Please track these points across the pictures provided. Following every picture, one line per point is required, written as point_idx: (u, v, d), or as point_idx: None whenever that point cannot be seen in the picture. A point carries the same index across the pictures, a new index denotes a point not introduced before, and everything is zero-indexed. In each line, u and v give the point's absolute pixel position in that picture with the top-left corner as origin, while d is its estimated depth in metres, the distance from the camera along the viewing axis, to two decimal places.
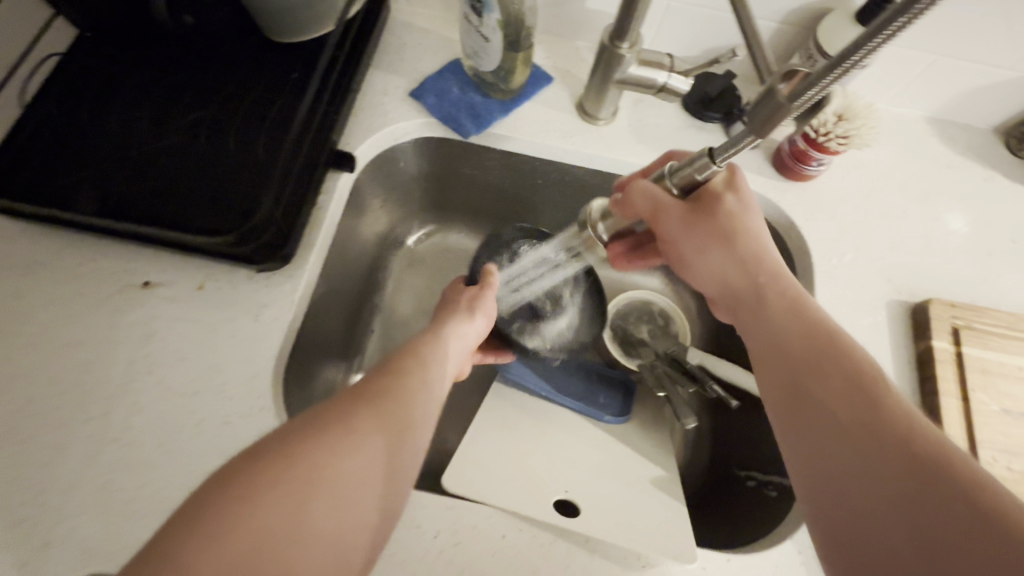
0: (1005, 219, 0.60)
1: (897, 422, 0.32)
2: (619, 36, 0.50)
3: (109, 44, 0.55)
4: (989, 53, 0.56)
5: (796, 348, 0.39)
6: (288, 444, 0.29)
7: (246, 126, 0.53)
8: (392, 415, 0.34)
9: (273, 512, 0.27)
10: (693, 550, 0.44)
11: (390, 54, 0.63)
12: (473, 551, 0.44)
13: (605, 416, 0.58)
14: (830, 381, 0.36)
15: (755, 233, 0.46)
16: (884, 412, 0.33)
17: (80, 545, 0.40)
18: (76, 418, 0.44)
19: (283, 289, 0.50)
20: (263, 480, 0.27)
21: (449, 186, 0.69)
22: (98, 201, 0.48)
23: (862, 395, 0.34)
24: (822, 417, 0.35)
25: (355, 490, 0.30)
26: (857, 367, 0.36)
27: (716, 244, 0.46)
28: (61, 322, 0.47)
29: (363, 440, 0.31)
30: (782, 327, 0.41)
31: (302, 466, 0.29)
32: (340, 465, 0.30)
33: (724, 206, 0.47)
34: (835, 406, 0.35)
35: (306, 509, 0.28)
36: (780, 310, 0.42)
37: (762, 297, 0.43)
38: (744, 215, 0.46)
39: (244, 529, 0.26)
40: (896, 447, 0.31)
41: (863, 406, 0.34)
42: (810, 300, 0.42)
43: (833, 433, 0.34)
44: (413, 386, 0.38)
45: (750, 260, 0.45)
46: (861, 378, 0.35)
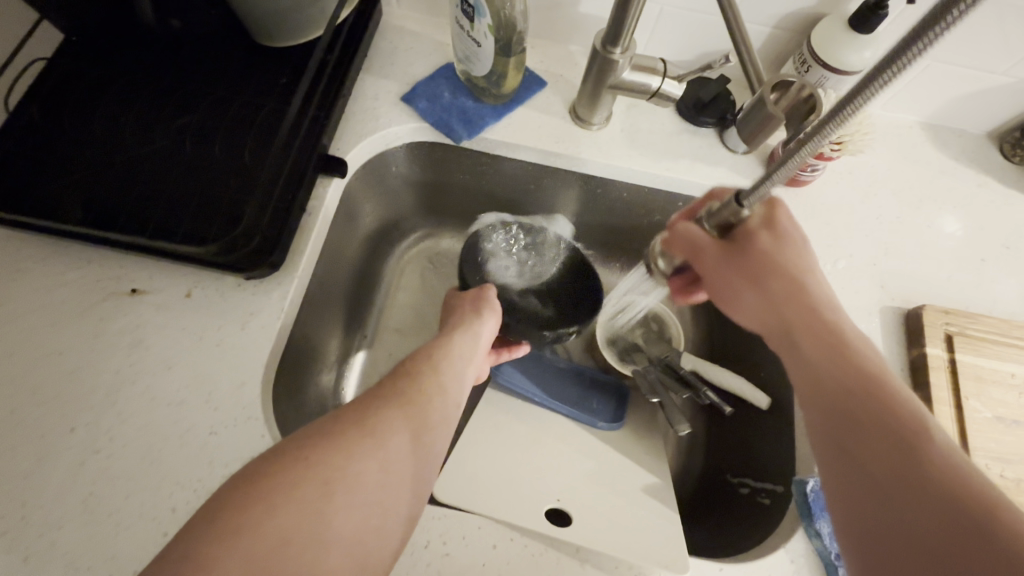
0: (999, 224, 0.60)
1: (963, 517, 0.26)
2: (611, 41, 0.49)
3: (96, 48, 0.55)
4: (982, 59, 0.56)
5: (838, 408, 0.33)
6: (310, 447, 0.31)
7: (234, 132, 0.52)
8: (411, 420, 0.36)
9: (293, 515, 0.28)
10: (687, 561, 0.43)
11: (381, 58, 0.62)
12: (464, 562, 0.43)
13: (599, 422, 0.58)
14: (872, 437, 0.31)
15: (794, 268, 0.39)
16: (940, 486, 0.28)
17: (64, 558, 0.40)
18: (61, 428, 0.44)
19: (272, 297, 0.50)
20: (283, 485, 0.29)
21: (441, 191, 0.69)
22: (84, 208, 0.48)
23: (919, 477, 0.28)
24: (873, 503, 0.29)
25: (373, 492, 0.31)
26: (905, 424, 0.30)
27: (752, 288, 0.39)
28: (46, 331, 0.47)
29: (382, 442, 0.33)
30: (824, 380, 0.34)
31: (319, 472, 0.30)
32: (357, 469, 0.31)
33: (761, 243, 0.39)
34: (889, 490, 0.29)
35: (325, 512, 0.29)
36: (821, 359, 0.35)
37: (795, 343, 0.37)
38: (783, 250, 0.39)
39: (269, 529, 0.27)
40: (960, 549, 0.26)
41: (912, 476, 0.28)
42: (854, 343, 0.35)
43: (884, 525, 0.29)
44: (419, 390, 0.39)
45: (785, 299, 0.38)
46: (916, 453, 0.29)
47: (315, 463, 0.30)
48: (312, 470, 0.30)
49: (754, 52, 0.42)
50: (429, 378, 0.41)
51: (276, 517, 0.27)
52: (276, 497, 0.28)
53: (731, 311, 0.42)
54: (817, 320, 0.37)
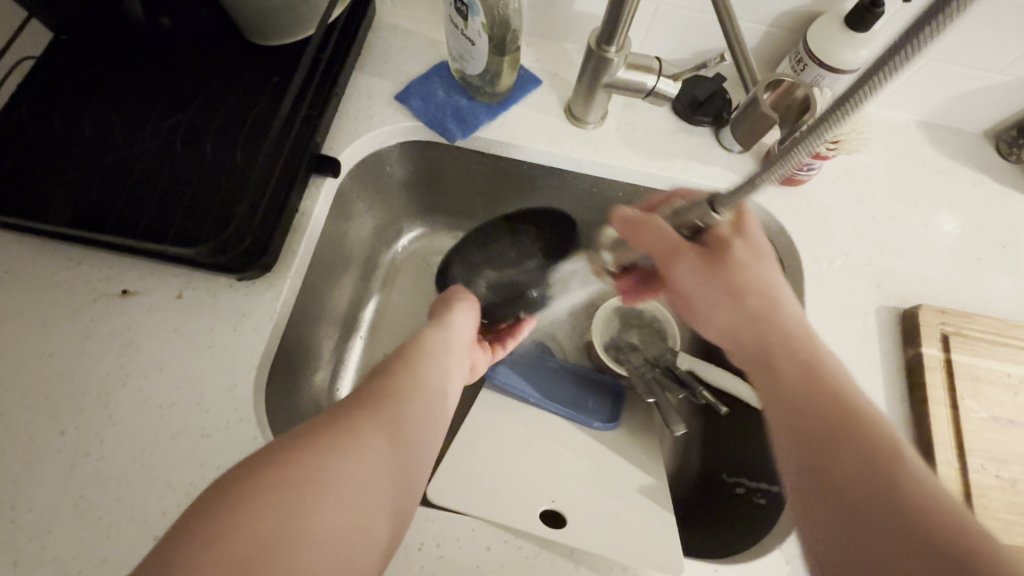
0: (995, 223, 0.60)
1: (925, 519, 0.29)
2: (606, 40, 0.49)
3: (84, 47, 0.54)
4: (979, 58, 0.56)
5: (808, 418, 0.35)
6: (294, 447, 0.31)
7: (225, 131, 0.52)
8: (395, 417, 0.36)
9: (273, 516, 0.27)
10: (681, 562, 0.43)
11: (375, 57, 0.62)
12: (457, 563, 0.43)
13: (595, 423, 0.58)
14: (843, 449, 0.33)
15: (765, 287, 0.43)
16: (903, 493, 0.30)
17: (53, 563, 0.39)
18: (51, 431, 0.43)
19: (264, 298, 0.49)
20: (259, 489, 0.28)
21: (436, 189, 0.68)
22: (73, 210, 0.47)
23: (884, 479, 0.31)
24: (840, 503, 0.31)
25: (354, 492, 0.31)
26: (875, 438, 0.33)
27: (721, 296, 0.43)
28: (36, 332, 0.46)
29: (367, 442, 0.33)
30: (796, 393, 0.37)
31: (296, 473, 0.29)
32: (335, 468, 0.31)
33: (733, 254, 0.43)
34: (856, 491, 0.31)
35: (304, 513, 0.28)
36: (795, 375, 0.38)
37: (773, 361, 0.40)
38: (752, 266, 0.43)
39: (255, 530, 0.27)
40: (923, 546, 0.28)
41: (880, 483, 0.31)
42: (826, 365, 0.38)
43: (851, 521, 0.31)
44: (402, 391, 0.38)
45: (759, 317, 0.42)
46: (884, 461, 0.32)
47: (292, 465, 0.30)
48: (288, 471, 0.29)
49: (749, 55, 0.43)
50: (413, 379, 0.40)
51: (254, 520, 0.27)
52: (255, 499, 0.28)
53: (700, 318, 0.45)
54: (793, 343, 0.40)
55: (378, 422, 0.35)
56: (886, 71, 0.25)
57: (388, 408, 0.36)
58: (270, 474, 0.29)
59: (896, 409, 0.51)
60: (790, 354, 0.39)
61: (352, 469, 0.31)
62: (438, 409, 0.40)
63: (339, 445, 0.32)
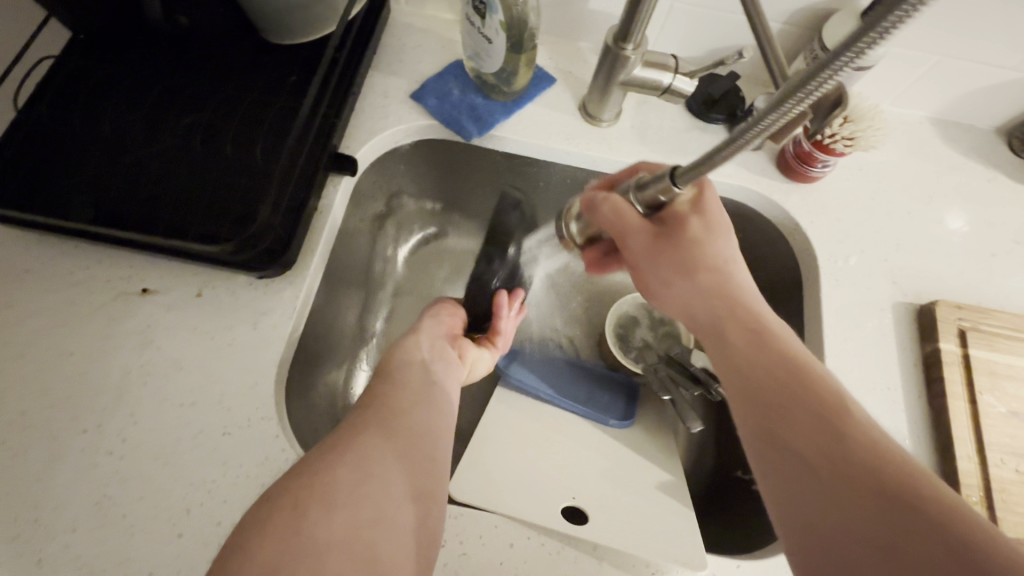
0: (1008, 219, 0.60)
1: (872, 466, 0.31)
2: (623, 37, 0.49)
3: (101, 45, 0.54)
4: (993, 55, 0.56)
5: (760, 382, 0.37)
6: (305, 466, 0.33)
7: (242, 130, 0.52)
8: (395, 433, 0.38)
9: (276, 537, 0.29)
10: (704, 558, 0.43)
11: (390, 56, 0.62)
12: (479, 561, 0.43)
13: (610, 421, 0.57)
14: (795, 417, 0.35)
15: (719, 260, 0.42)
16: (853, 450, 0.32)
17: (77, 561, 0.39)
18: (72, 430, 0.43)
19: (283, 296, 0.49)
20: (272, 505, 0.31)
21: (449, 185, 0.68)
22: (92, 208, 0.47)
23: (831, 433, 0.33)
24: (796, 463, 0.33)
25: (353, 492, 0.32)
26: (820, 401, 0.35)
27: (677, 272, 0.42)
28: (55, 332, 0.46)
29: (369, 454, 0.35)
30: (748, 359, 0.38)
31: (287, 492, 0.31)
32: (331, 474, 0.33)
33: (689, 231, 0.43)
34: (806, 449, 0.33)
35: (304, 523, 0.30)
36: (742, 342, 0.39)
37: (723, 330, 0.40)
38: (708, 241, 0.42)
39: (273, 538, 0.29)
40: (872, 488, 0.30)
41: (831, 444, 0.33)
42: (772, 332, 0.39)
43: (806, 476, 0.33)
44: (384, 408, 0.40)
45: (713, 289, 0.42)
46: (827, 415, 0.34)
47: (283, 490, 0.32)
48: (280, 498, 0.31)
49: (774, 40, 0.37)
50: (396, 398, 0.42)
51: (255, 550, 0.28)
52: (257, 530, 0.29)
53: (655, 293, 0.45)
54: (740, 310, 0.41)
55: (362, 434, 0.37)
56: (846, 58, 0.23)
57: (368, 422, 0.38)
58: (264, 506, 0.31)
59: (914, 405, 0.51)
60: (738, 321, 0.40)
61: (341, 474, 0.33)
62: (427, 416, 0.42)
63: (322, 461, 0.34)
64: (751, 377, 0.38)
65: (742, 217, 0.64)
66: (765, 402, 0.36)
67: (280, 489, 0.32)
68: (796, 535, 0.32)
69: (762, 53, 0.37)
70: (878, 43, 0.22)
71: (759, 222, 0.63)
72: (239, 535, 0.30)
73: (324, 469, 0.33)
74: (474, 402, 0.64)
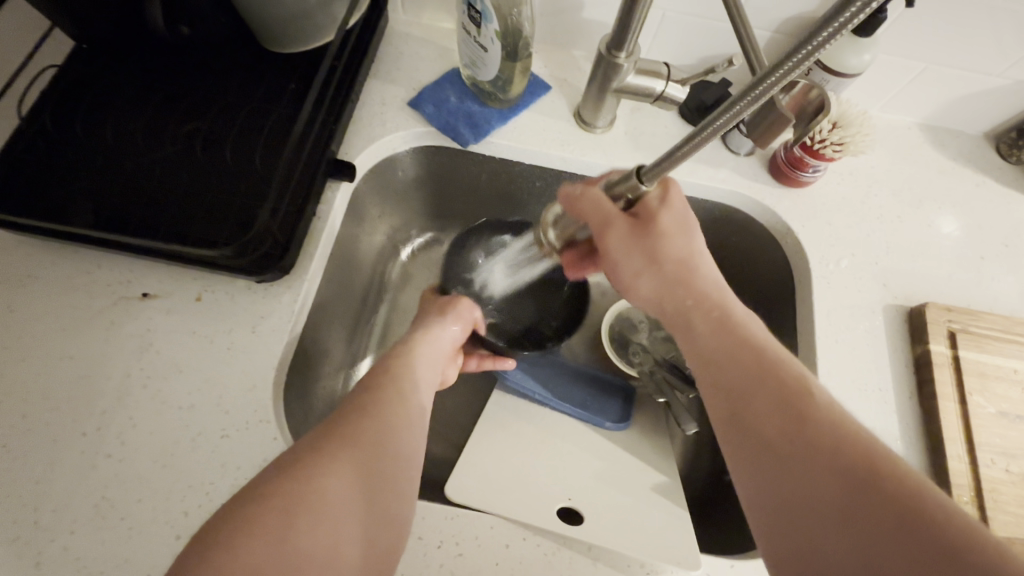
0: (997, 223, 0.61)
1: (831, 443, 0.32)
2: (616, 45, 0.50)
3: (105, 54, 0.55)
4: (980, 62, 0.57)
5: (726, 371, 0.38)
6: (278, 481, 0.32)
7: (242, 137, 0.53)
8: (371, 438, 0.37)
9: (260, 550, 0.29)
10: (697, 559, 0.44)
11: (388, 64, 0.63)
12: (475, 562, 0.44)
13: (607, 422, 0.58)
14: (760, 402, 0.36)
15: (685, 253, 0.43)
16: (816, 429, 0.33)
17: (76, 564, 0.40)
18: (73, 433, 0.44)
19: (282, 300, 0.50)
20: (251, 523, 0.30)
21: (445, 192, 0.69)
22: (95, 213, 0.48)
23: (792, 415, 0.34)
24: (760, 445, 0.35)
25: (332, 512, 0.32)
26: (783, 382, 0.36)
27: (648, 266, 0.43)
28: (56, 335, 0.47)
29: (345, 465, 0.34)
30: (713, 349, 0.39)
31: (282, 500, 0.31)
32: (309, 493, 0.32)
33: (658, 225, 0.43)
34: (768, 431, 0.35)
35: (292, 546, 0.30)
36: (707, 331, 0.40)
37: (689, 320, 0.41)
38: (674, 235, 0.43)
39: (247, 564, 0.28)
40: (832, 467, 0.32)
41: (796, 425, 0.34)
42: (735, 317, 0.40)
43: (769, 457, 0.34)
44: (381, 402, 0.40)
45: (678, 280, 0.42)
46: (789, 398, 0.35)
47: (266, 502, 0.31)
48: (269, 503, 0.31)
49: (752, 31, 0.38)
50: (387, 391, 0.42)
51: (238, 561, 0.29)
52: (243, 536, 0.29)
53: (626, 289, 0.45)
54: (705, 297, 0.41)
55: (358, 436, 0.37)
56: (808, 48, 0.25)
57: (366, 425, 0.38)
58: (254, 507, 0.31)
59: (905, 406, 0.52)
60: (703, 310, 0.41)
61: (334, 489, 0.33)
62: (420, 421, 0.42)
63: (319, 468, 0.33)
64: (715, 365, 0.39)
65: (735, 222, 0.65)
66: (730, 389, 0.37)
67: (273, 491, 0.32)
68: (765, 513, 0.34)
69: (741, 45, 0.39)
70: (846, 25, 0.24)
71: (752, 227, 0.64)
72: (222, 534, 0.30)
73: (318, 479, 0.33)
74: (471, 405, 0.65)
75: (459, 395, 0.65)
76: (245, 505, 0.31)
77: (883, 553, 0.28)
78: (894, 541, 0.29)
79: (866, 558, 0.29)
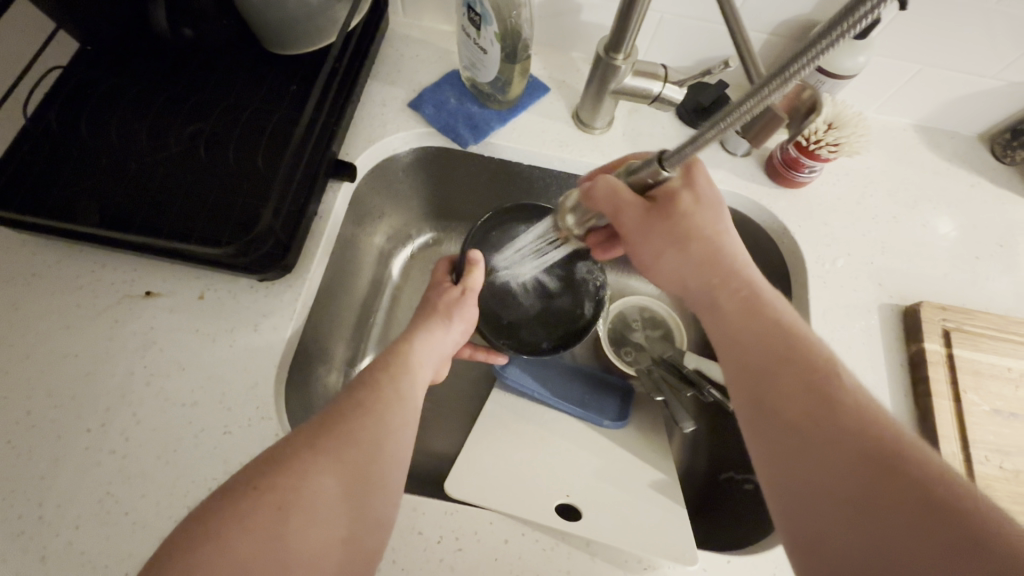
0: (991, 223, 0.61)
1: (856, 427, 0.32)
2: (614, 47, 0.51)
3: (109, 56, 0.56)
4: (974, 63, 0.58)
5: (750, 350, 0.39)
6: (263, 476, 0.33)
7: (244, 137, 0.54)
8: (359, 432, 0.37)
9: (248, 548, 0.30)
10: (694, 554, 0.44)
11: (388, 66, 0.64)
12: (474, 557, 0.44)
13: (605, 420, 0.58)
14: (784, 380, 0.36)
15: (711, 230, 0.44)
16: (839, 411, 0.33)
17: (79, 558, 0.40)
18: (76, 429, 0.44)
19: (284, 299, 0.50)
20: (235, 517, 0.31)
21: (446, 192, 0.70)
22: (100, 212, 0.49)
23: (820, 398, 0.34)
24: (784, 426, 0.35)
25: (315, 507, 0.33)
26: (810, 365, 0.36)
27: (671, 246, 0.44)
28: (60, 333, 0.48)
29: (332, 459, 0.35)
30: (740, 328, 0.40)
31: (275, 500, 0.32)
32: (292, 487, 0.33)
33: (681, 204, 0.45)
34: (796, 413, 0.35)
35: (278, 541, 0.31)
36: (733, 309, 0.41)
37: (715, 300, 0.42)
38: (699, 214, 0.45)
39: (229, 560, 0.29)
40: (855, 450, 0.32)
41: (818, 406, 0.34)
42: (762, 299, 0.41)
43: (794, 439, 0.34)
44: (380, 400, 0.41)
45: (704, 259, 0.44)
46: (816, 381, 0.35)
47: (250, 498, 0.32)
48: (262, 503, 0.31)
49: (746, 31, 0.39)
50: (386, 388, 0.42)
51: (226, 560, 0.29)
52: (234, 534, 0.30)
53: (653, 270, 0.47)
54: (733, 279, 0.42)
55: (355, 433, 0.37)
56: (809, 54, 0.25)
57: (361, 424, 0.38)
58: (248, 506, 0.31)
59: (900, 404, 0.52)
60: (729, 290, 0.42)
61: (325, 491, 0.34)
62: (410, 414, 0.42)
63: (312, 468, 0.34)
64: (744, 343, 0.39)
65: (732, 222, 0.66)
66: (755, 367, 0.38)
67: (265, 490, 0.32)
68: (782, 494, 0.34)
69: (734, 45, 0.39)
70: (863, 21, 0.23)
71: (749, 227, 0.64)
72: (214, 529, 0.30)
73: (310, 479, 0.33)
74: (471, 404, 0.65)
75: (458, 394, 0.66)
76: (237, 503, 0.31)
77: (902, 536, 0.29)
78: (912, 526, 0.29)
79: (882, 543, 0.29)
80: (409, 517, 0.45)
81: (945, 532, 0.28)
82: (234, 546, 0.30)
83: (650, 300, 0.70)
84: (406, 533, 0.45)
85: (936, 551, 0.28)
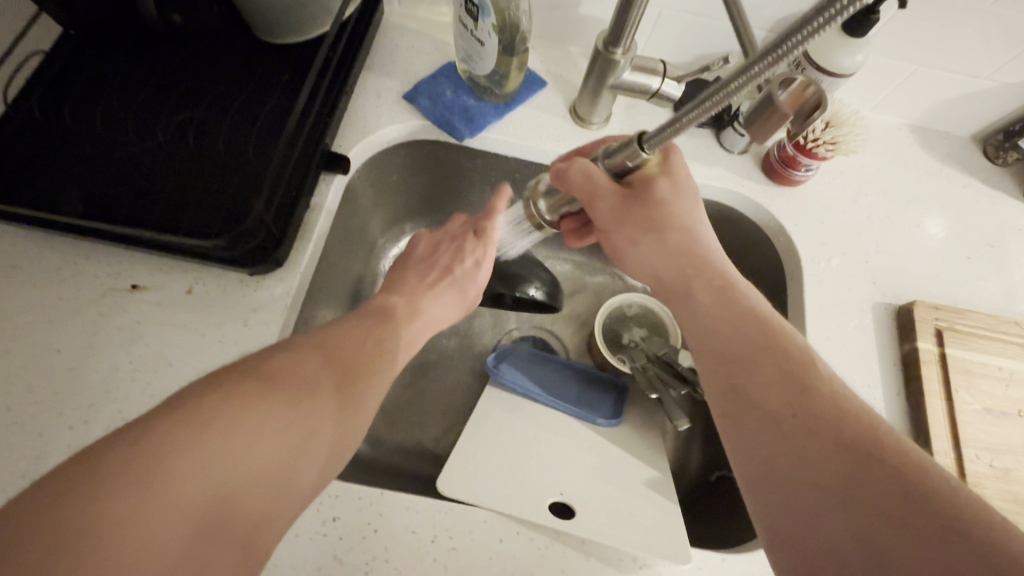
0: (983, 224, 0.62)
1: (833, 417, 0.33)
2: (613, 42, 0.50)
3: (95, 42, 0.55)
4: (967, 64, 0.58)
5: (728, 340, 0.39)
6: (247, 400, 0.31)
7: (234, 127, 0.52)
8: (350, 393, 0.37)
9: (217, 472, 0.28)
10: (687, 552, 0.44)
11: (384, 57, 0.62)
12: (468, 557, 0.44)
13: (599, 420, 0.56)
14: (763, 369, 0.37)
15: (686, 220, 0.45)
16: (817, 402, 0.34)
17: None
18: (59, 425, 0.43)
19: (274, 293, 0.49)
20: (210, 425, 0.29)
21: (441, 186, 0.68)
22: (83, 202, 0.47)
23: (799, 388, 0.35)
24: (764, 419, 0.35)
25: (290, 454, 0.31)
26: (788, 355, 0.37)
27: (647, 234, 0.44)
28: (43, 327, 0.46)
29: (318, 413, 0.34)
30: (719, 319, 0.40)
31: (290, 419, 0.32)
32: (268, 430, 0.31)
33: (658, 191, 0.44)
34: (777, 402, 0.35)
35: (251, 475, 0.29)
36: (710, 300, 0.41)
37: (690, 286, 0.43)
38: (677, 200, 0.45)
39: (199, 475, 0.27)
40: (834, 440, 0.32)
41: (797, 394, 0.35)
42: (740, 289, 0.42)
43: (776, 426, 0.35)
44: (372, 369, 0.39)
45: (679, 249, 0.44)
46: (794, 370, 0.36)
47: (219, 415, 0.30)
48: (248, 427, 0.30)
49: (743, 13, 0.39)
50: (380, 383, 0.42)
51: (243, 453, 0.29)
52: (250, 434, 0.30)
53: (628, 260, 0.47)
54: (707, 269, 0.43)
55: (349, 403, 0.36)
56: (797, 38, 0.26)
57: (361, 412, 0.37)
58: (266, 414, 0.31)
59: (893, 403, 0.52)
60: (704, 279, 0.43)
61: (307, 440, 0.33)
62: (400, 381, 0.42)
63: (315, 411, 0.34)
64: (722, 334, 0.40)
65: (727, 219, 0.65)
66: (732, 359, 0.38)
67: (280, 406, 0.32)
68: (765, 488, 0.34)
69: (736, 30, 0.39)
70: (831, 21, 0.25)
71: (746, 225, 0.64)
72: (236, 419, 0.30)
73: (296, 423, 0.32)
74: (466, 401, 0.65)
75: (454, 390, 0.65)
76: (257, 406, 0.31)
77: (881, 520, 0.29)
78: (893, 517, 0.29)
79: (861, 522, 0.30)
80: (402, 515, 0.45)
81: (926, 521, 0.28)
82: (250, 445, 0.30)
83: (648, 300, 0.69)
84: (398, 532, 0.44)
85: (914, 528, 0.28)
